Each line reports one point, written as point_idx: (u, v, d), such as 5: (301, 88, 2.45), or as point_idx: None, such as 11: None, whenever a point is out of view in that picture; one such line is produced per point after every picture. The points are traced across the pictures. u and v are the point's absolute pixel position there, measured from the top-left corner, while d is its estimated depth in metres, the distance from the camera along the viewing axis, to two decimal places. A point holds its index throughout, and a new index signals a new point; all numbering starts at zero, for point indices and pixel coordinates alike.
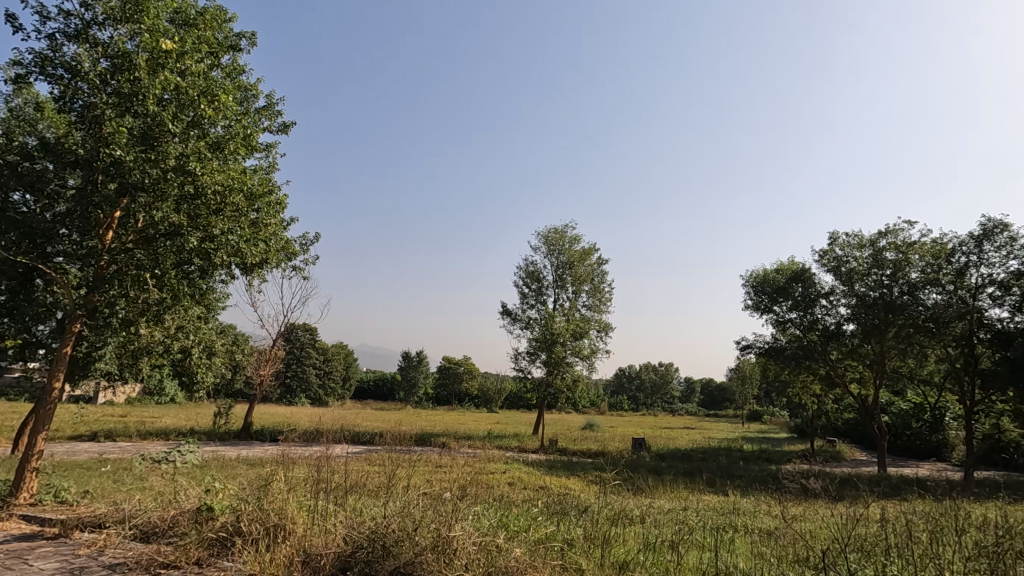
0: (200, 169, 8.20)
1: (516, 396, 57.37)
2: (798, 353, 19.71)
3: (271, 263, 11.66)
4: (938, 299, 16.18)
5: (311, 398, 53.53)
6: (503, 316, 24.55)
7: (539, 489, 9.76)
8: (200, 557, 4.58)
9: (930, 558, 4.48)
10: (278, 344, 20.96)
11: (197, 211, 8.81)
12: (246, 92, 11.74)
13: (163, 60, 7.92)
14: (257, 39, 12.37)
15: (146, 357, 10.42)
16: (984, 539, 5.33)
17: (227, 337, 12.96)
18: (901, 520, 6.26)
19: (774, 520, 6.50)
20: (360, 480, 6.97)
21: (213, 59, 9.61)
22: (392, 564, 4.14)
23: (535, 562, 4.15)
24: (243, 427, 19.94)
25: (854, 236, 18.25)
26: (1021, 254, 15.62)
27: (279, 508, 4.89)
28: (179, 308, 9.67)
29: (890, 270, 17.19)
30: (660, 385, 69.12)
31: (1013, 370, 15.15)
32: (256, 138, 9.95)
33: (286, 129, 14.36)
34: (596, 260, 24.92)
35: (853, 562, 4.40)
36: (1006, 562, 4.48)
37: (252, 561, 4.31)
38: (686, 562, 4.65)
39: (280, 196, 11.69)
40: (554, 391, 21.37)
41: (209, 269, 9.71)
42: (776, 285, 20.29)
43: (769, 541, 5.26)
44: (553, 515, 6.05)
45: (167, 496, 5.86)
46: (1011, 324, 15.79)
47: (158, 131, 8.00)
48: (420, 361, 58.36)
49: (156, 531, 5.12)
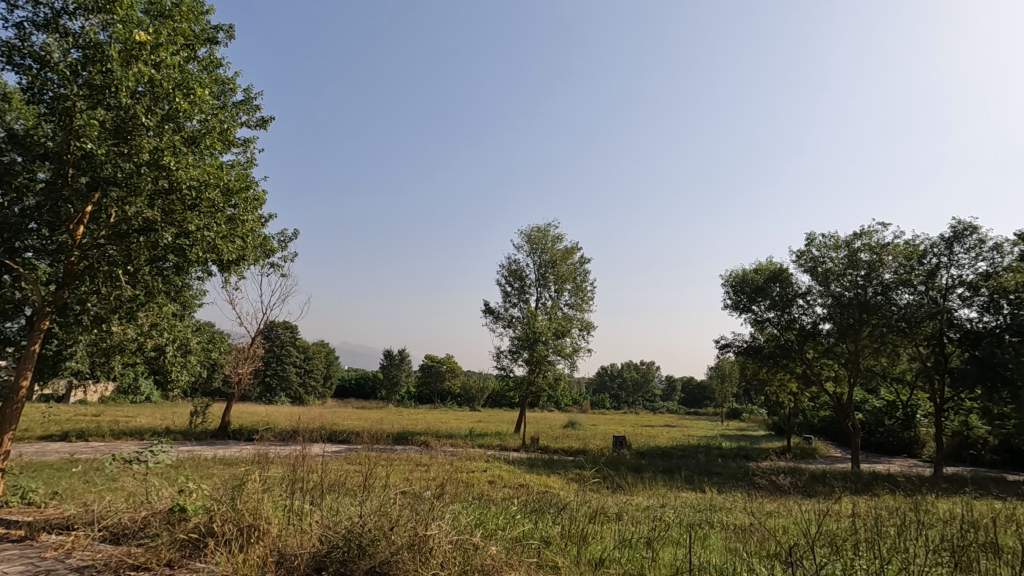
0: (175, 164, 8.08)
1: (498, 394, 57.34)
2: (775, 352, 19.97)
3: (248, 260, 11.52)
4: (910, 299, 16.57)
5: (290, 397, 52.88)
6: (486, 315, 24.50)
7: (520, 487, 9.83)
8: (172, 558, 4.45)
9: (894, 553, 4.60)
10: (257, 342, 20.68)
11: (171, 207, 8.68)
12: (223, 86, 11.60)
13: (136, 52, 7.73)
14: (234, 31, 12.23)
15: (119, 355, 10.21)
16: (947, 533, 5.49)
17: (202, 336, 12.72)
18: (871, 516, 6.41)
19: (749, 517, 6.63)
20: (338, 480, 6.93)
21: (189, 52, 9.48)
22: (368, 564, 4.10)
23: (510, 560, 4.18)
24: (220, 426, 19.59)
25: (830, 237, 18.54)
26: (989, 256, 16.07)
27: (253, 509, 4.84)
28: (153, 305, 9.52)
29: (865, 271, 17.47)
30: (641, 384, 69.67)
31: (981, 368, 15.67)
32: (232, 132, 9.84)
33: (264, 123, 14.22)
34: (579, 259, 25.02)
35: (824, 556, 4.48)
36: (966, 556, 4.63)
37: (225, 562, 4.18)
38: (661, 558, 4.73)
39: (258, 191, 11.56)
40: (535, 389, 21.41)
41: (185, 265, 9.60)
42: (754, 285, 20.57)
43: (742, 537, 5.37)
44: (531, 513, 6.05)
45: (139, 497, 5.76)
46: (979, 324, 16.28)
47: (131, 124, 7.81)
48: (402, 360, 58.01)
49: (126, 533, 5.01)
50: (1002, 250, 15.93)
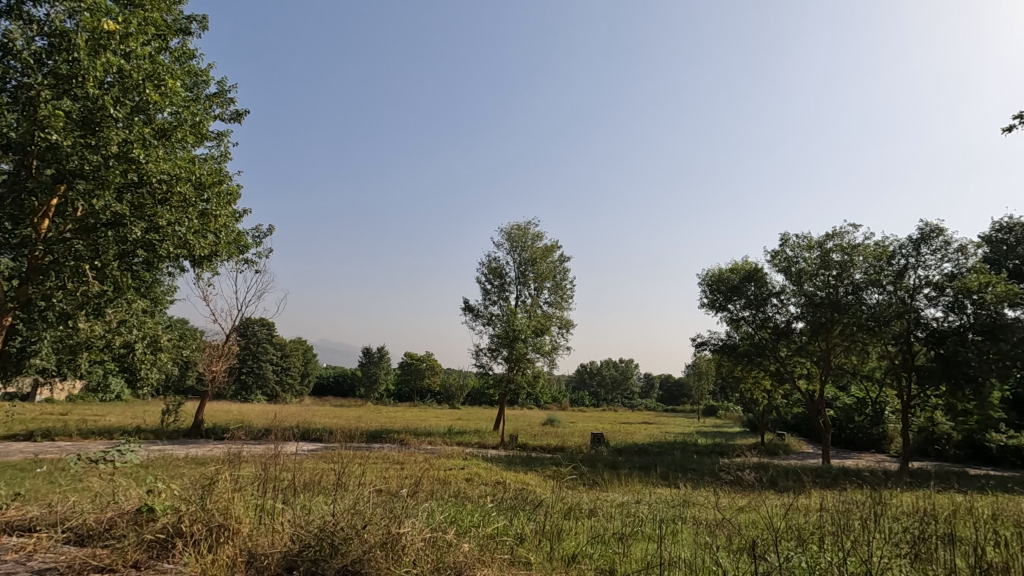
0: (145, 157, 7.93)
1: (478, 392, 57.39)
2: (749, 350, 20.21)
3: (222, 256, 11.41)
4: (879, 299, 17.00)
5: (267, 394, 52.07)
6: (465, 312, 24.39)
7: (497, 484, 9.85)
8: (139, 559, 4.31)
9: (858, 544, 4.75)
10: (231, 339, 20.31)
11: (141, 201, 8.55)
12: (195, 78, 11.42)
13: (105, 41, 7.55)
14: (207, 22, 12.04)
15: (86, 352, 9.91)
16: (910, 524, 5.68)
17: (173, 332, 12.49)
18: (837, 509, 6.60)
19: (722, 512, 6.77)
20: (311, 479, 6.88)
21: (159, 42, 9.32)
22: (339, 563, 4.00)
23: (483, 557, 4.17)
24: (193, 425, 19.21)
25: (804, 237, 18.88)
26: (954, 257, 16.56)
27: (223, 509, 4.79)
28: (121, 301, 9.30)
29: (836, 271, 17.84)
30: (620, 380, 70.23)
31: (946, 366, 16.35)
32: (204, 126, 9.73)
33: (238, 116, 14.02)
34: (559, 257, 25.13)
35: (789, 550, 4.59)
36: (925, 547, 4.79)
37: (193, 563, 4.06)
38: (632, 554, 4.79)
39: (231, 186, 11.41)
40: (515, 387, 21.51)
41: (155, 261, 9.50)
42: (730, 284, 20.89)
43: (713, 531, 5.48)
44: (506, 510, 6.09)
45: (106, 498, 5.63)
46: (945, 323, 16.75)
47: (99, 115, 7.60)
48: (381, 357, 57.76)
49: (91, 534, 4.86)
50: (966, 252, 16.43)
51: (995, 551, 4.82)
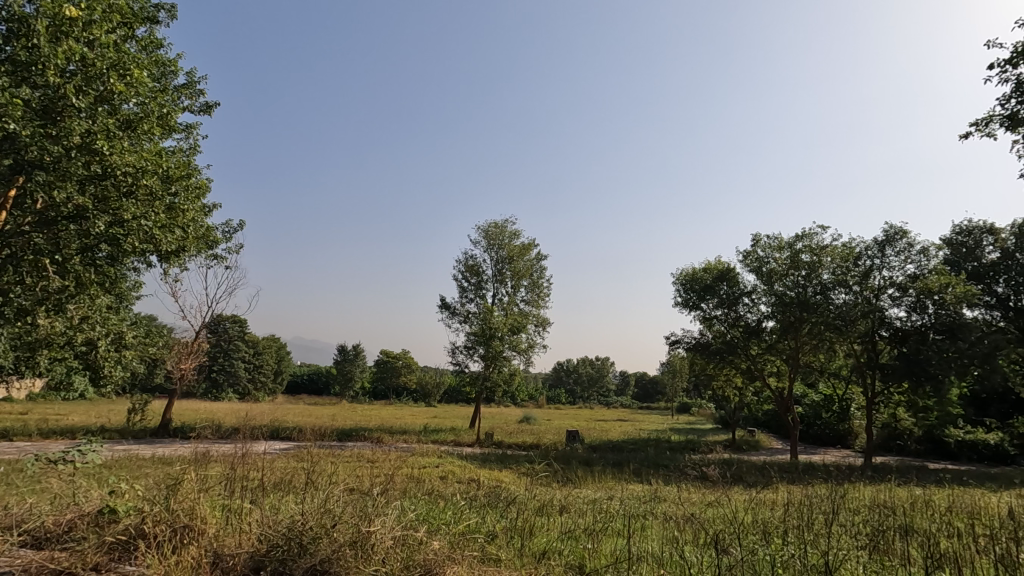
0: (109, 149, 7.71)
1: (455, 390, 57.42)
2: (721, 348, 20.55)
3: (190, 252, 11.22)
4: (845, 299, 17.47)
5: (238, 392, 51.05)
6: (441, 310, 24.28)
7: (472, 481, 9.92)
8: (99, 562, 4.18)
9: (817, 537, 4.90)
10: (201, 336, 19.86)
11: (105, 193, 8.30)
12: (163, 68, 11.16)
13: (68, 28, 7.26)
14: (175, 12, 11.76)
15: (46, 349, 9.68)
16: (869, 517, 5.88)
17: (139, 329, 12.20)
18: (803, 502, 6.78)
19: (691, 507, 6.90)
20: (280, 479, 6.81)
21: (125, 30, 9.06)
22: (307, 563, 3.93)
23: (454, 554, 4.17)
24: (161, 425, 18.77)
25: (774, 238, 19.27)
26: (917, 259, 17.11)
27: (189, 509, 4.71)
28: (83, 297, 9.09)
29: (806, 271, 18.26)
30: (596, 378, 70.72)
31: (908, 365, 16.89)
32: (171, 117, 9.52)
33: (207, 108, 13.71)
34: (536, 255, 25.19)
35: (753, 543, 4.72)
36: (883, 538, 4.96)
37: (156, 564, 3.95)
38: (602, 549, 4.86)
39: (199, 180, 11.20)
40: (491, 384, 21.56)
41: (119, 255, 9.26)
42: (703, 283, 21.18)
43: (682, 526, 5.59)
44: (479, 507, 6.09)
45: (65, 500, 5.45)
46: (908, 322, 17.28)
47: (60, 104, 7.34)
48: (356, 355, 57.18)
49: (49, 537, 4.71)
50: (928, 253, 16.98)
51: (945, 541, 5.04)
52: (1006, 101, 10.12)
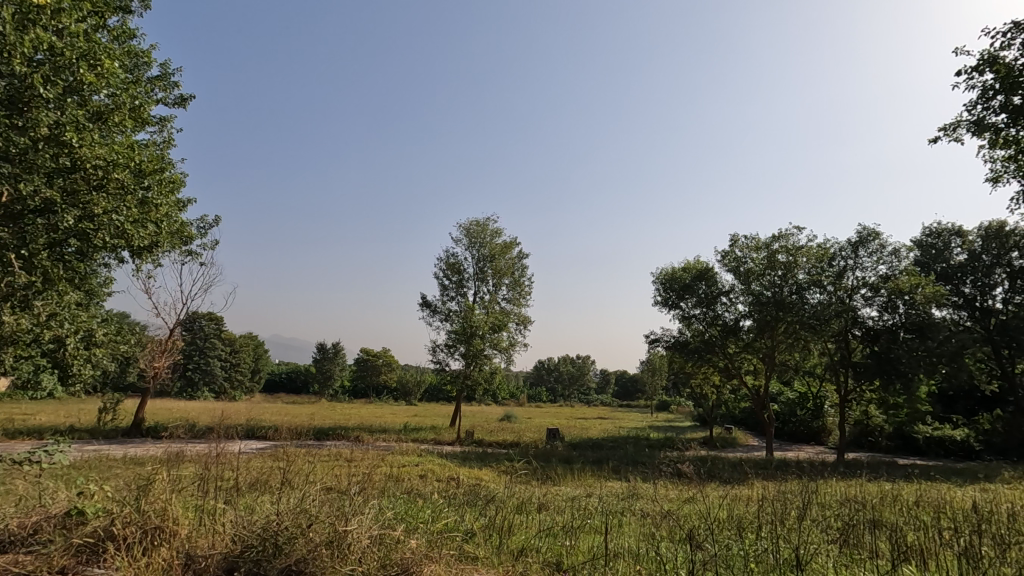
0: (78, 141, 7.56)
1: (435, 389, 57.15)
2: (700, 347, 20.78)
3: (163, 247, 10.99)
4: (820, 299, 17.78)
5: (214, 391, 50.09)
6: (422, 308, 24.13)
7: (451, 480, 9.90)
8: (66, 565, 4.08)
9: (791, 533, 4.97)
10: (176, 333, 19.43)
11: (74, 186, 8.06)
12: (136, 59, 10.89)
13: (35, 15, 6.98)
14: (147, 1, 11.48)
15: (12, 347, 9.34)
16: (840, 512, 6.03)
17: (110, 326, 11.90)
18: (777, 499, 6.91)
19: (669, 504, 6.99)
20: (255, 480, 6.71)
21: (96, 20, 8.84)
22: (282, 563, 3.88)
23: (431, 552, 4.15)
24: (133, 425, 18.32)
25: (752, 238, 19.56)
26: (888, 260, 17.54)
27: (161, 511, 4.62)
28: (51, 292, 8.83)
29: (782, 271, 18.54)
30: (577, 376, 71.03)
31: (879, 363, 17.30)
32: (144, 109, 9.36)
33: (182, 100, 13.44)
34: (517, 254, 25.20)
35: (727, 538, 4.80)
36: (854, 533, 5.07)
37: (126, 565, 3.86)
38: (580, 546, 4.88)
39: (173, 174, 11.02)
40: (471, 382, 21.48)
41: (89, 251, 9.00)
42: (682, 283, 21.40)
43: (660, 522, 5.65)
44: (458, 506, 6.07)
45: (31, 502, 5.27)
46: (880, 322, 17.68)
47: (27, 95, 7.09)
48: (336, 353, 56.57)
49: (13, 540, 4.54)
50: (899, 254, 17.40)
51: (915, 535, 5.17)
52: (973, 107, 10.42)
